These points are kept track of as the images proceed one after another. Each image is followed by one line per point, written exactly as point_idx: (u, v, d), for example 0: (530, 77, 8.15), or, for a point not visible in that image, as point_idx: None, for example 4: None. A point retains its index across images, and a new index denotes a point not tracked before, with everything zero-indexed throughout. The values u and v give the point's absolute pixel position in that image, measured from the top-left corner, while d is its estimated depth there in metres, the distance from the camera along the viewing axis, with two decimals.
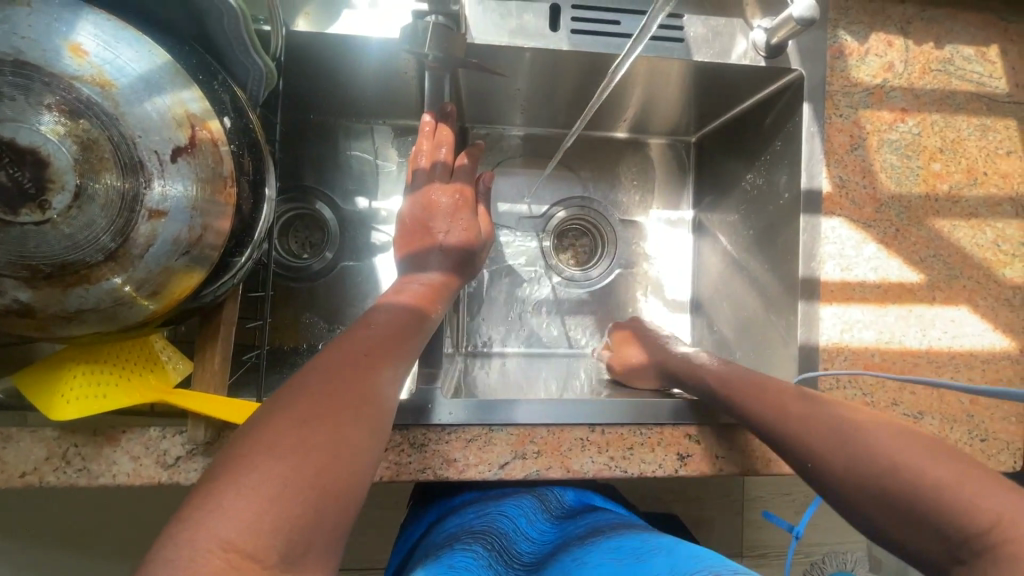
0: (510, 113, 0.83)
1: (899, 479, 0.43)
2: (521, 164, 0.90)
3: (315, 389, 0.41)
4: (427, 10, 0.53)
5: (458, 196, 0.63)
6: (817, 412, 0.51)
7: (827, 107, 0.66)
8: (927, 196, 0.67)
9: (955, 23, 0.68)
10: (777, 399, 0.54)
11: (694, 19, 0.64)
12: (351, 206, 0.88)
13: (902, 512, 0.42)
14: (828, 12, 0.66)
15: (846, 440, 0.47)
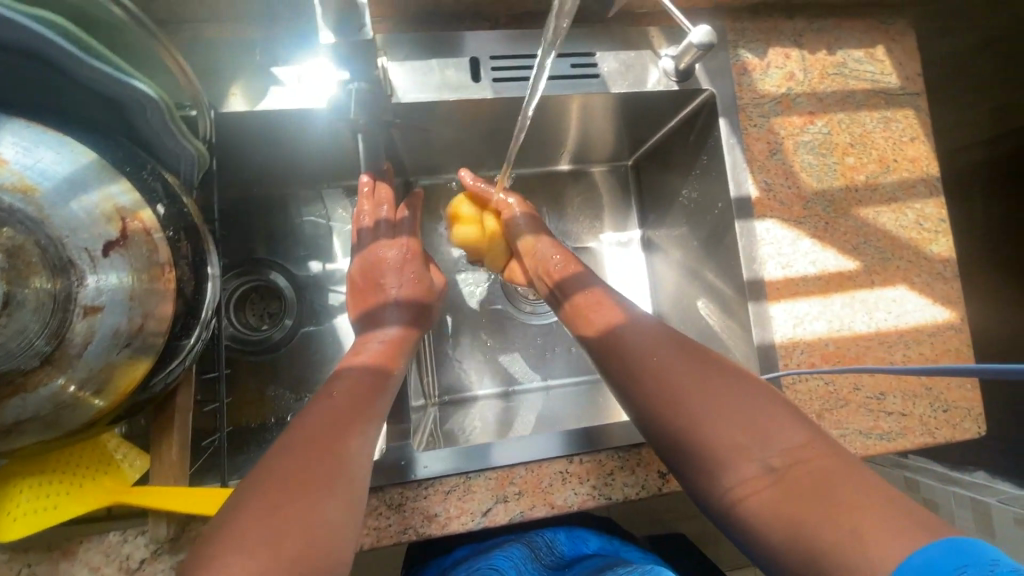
0: (455, 162, 0.86)
1: (736, 411, 0.45)
2: None
3: (277, 471, 0.40)
4: (349, 78, 0.54)
5: (405, 249, 0.64)
6: (676, 354, 0.51)
7: (741, 118, 0.70)
8: (847, 189, 0.72)
9: (843, 30, 0.74)
10: (644, 341, 0.53)
11: (606, 55, 0.68)
12: (304, 270, 0.88)
13: (733, 440, 0.44)
14: (727, 34, 0.71)
15: (697, 378, 0.48)
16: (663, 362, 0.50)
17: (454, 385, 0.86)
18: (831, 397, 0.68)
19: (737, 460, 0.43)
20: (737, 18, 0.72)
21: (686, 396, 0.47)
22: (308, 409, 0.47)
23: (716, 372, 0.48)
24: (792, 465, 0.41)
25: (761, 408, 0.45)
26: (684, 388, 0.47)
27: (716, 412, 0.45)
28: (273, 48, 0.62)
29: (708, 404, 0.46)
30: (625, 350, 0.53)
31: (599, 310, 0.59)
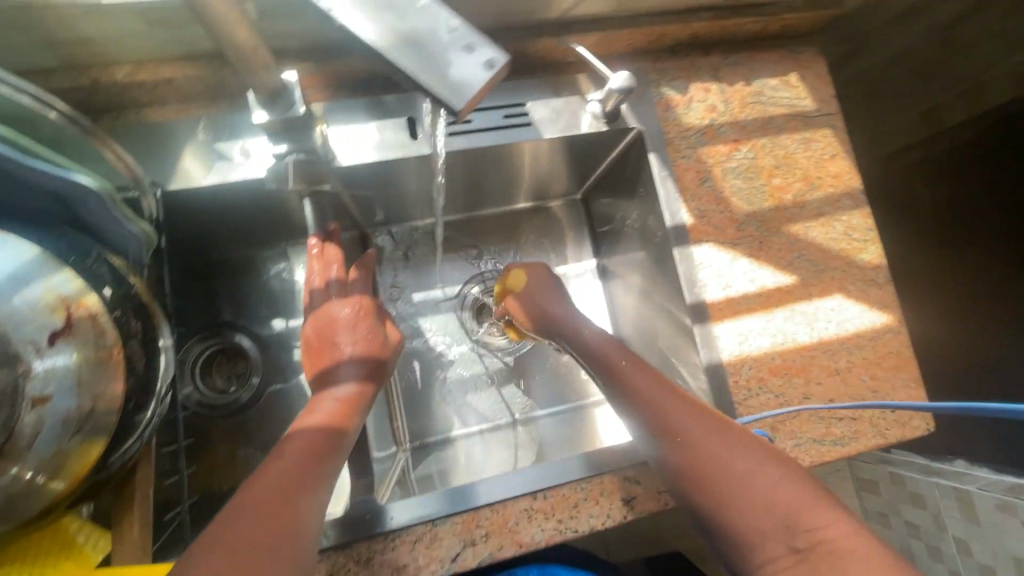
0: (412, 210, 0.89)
1: (766, 490, 0.48)
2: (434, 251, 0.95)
3: (232, 539, 0.42)
4: (285, 151, 0.57)
5: (359, 307, 0.66)
6: (712, 425, 0.54)
7: (670, 151, 0.74)
8: (777, 208, 0.76)
9: (757, 61, 0.80)
10: (680, 408, 0.56)
11: (536, 104, 0.72)
12: (268, 329, 0.89)
13: (761, 519, 0.47)
14: (649, 74, 0.75)
15: (731, 454, 0.51)
16: (695, 436, 0.53)
17: (426, 428, 0.87)
18: (783, 409, 0.70)
19: (765, 539, 0.46)
20: (658, 58, 0.76)
21: (717, 470, 0.50)
22: (264, 465, 0.50)
23: (749, 447, 0.51)
24: (817, 548, 0.44)
25: (789, 486, 0.48)
26: (719, 465, 0.50)
27: (747, 489, 0.48)
28: (215, 122, 0.64)
29: (740, 481, 0.49)
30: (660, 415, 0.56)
31: (631, 377, 0.61)
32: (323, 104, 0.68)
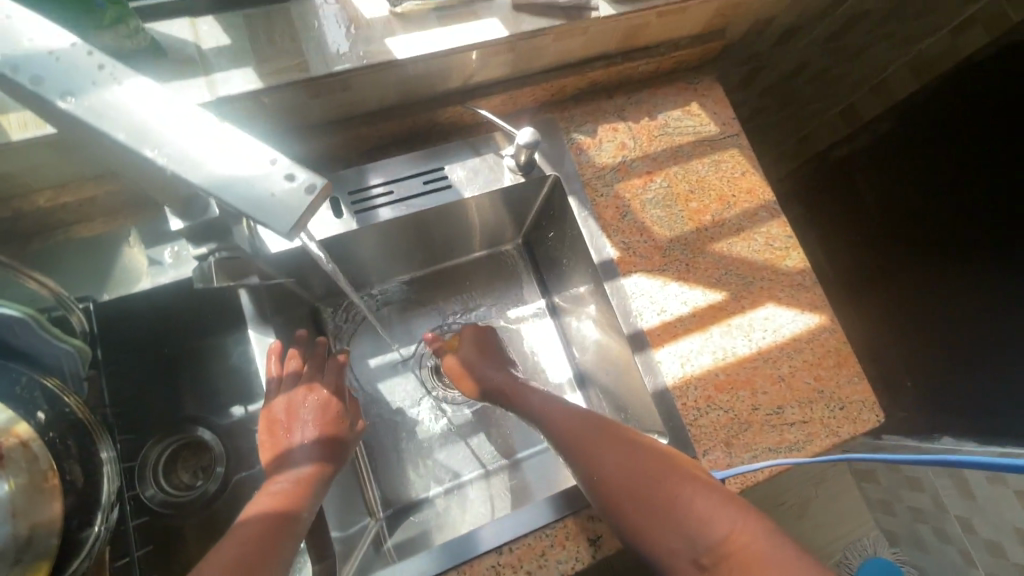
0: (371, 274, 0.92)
1: (673, 510, 0.54)
2: (397, 312, 0.97)
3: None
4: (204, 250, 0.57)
5: (315, 396, 0.65)
6: (621, 453, 0.59)
7: (588, 192, 0.78)
8: (698, 230, 0.79)
9: (658, 96, 0.85)
10: (593, 443, 0.61)
11: (454, 166, 0.75)
12: (227, 418, 0.73)
13: (671, 539, 0.53)
14: (559, 123, 0.80)
15: (639, 480, 0.56)
16: (625, 465, 0.58)
17: (398, 495, 0.86)
18: (734, 424, 0.72)
19: (678, 558, 0.52)
20: (564, 108, 0.81)
21: (629, 501, 0.56)
22: (211, 553, 0.49)
23: (652, 468, 0.57)
24: (721, 558, 0.50)
25: (691, 501, 0.53)
26: (629, 494, 0.56)
27: (655, 513, 0.54)
28: (144, 231, 0.68)
29: (648, 506, 0.55)
30: (579, 455, 0.61)
31: (557, 419, 0.66)
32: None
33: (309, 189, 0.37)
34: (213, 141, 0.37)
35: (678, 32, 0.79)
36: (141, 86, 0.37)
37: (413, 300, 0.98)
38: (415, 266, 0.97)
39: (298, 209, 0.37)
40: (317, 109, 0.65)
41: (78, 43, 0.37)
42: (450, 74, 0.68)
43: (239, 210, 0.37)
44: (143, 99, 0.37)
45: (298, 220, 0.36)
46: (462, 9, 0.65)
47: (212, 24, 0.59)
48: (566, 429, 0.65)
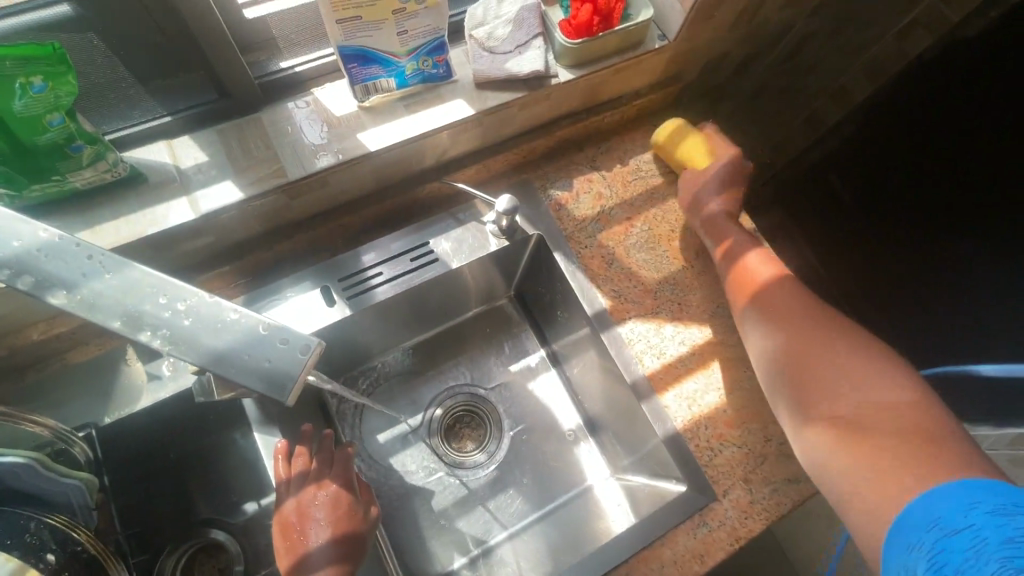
0: (366, 348, 0.93)
1: (834, 376, 0.60)
2: (398, 383, 0.97)
3: None
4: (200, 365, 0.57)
5: (325, 493, 0.64)
6: (799, 327, 0.65)
7: (572, 245, 0.79)
8: (685, 268, 0.80)
9: (627, 142, 0.87)
10: (786, 312, 0.67)
11: (439, 239, 0.76)
12: (241, 515, 0.70)
13: (823, 391, 0.59)
14: (535, 183, 0.82)
15: (812, 349, 0.62)
16: (817, 362, 0.61)
17: (424, 571, 0.84)
18: (749, 459, 0.72)
19: (826, 405, 0.59)
20: (538, 167, 0.83)
21: (802, 356, 0.63)
22: None
23: (835, 348, 0.62)
24: (864, 421, 0.55)
25: (868, 379, 0.58)
26: (801, 350, 0.63)
27: (824, 368, 0.61)
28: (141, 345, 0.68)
29: (819, 364, 0.61)
30: (770, 310, 0.68)
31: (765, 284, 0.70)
32: (245, 296, 0.68)
33: (305, 351, 0.39)
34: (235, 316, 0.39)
35: (636, 82, 0.82)
36: (132, 277, 0.38)
37: (412, 368, 0.98)
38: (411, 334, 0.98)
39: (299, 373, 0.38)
40: (298, 207, 0.66)
41: (60, 235, 0.38)
42: (424, 154, 0.70)
43: (245, 382, 0.38)
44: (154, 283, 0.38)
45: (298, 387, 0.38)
46: (427, 94, 0.67)
47: (187, 143, 0.61)
48: (773, 295, 0.69)
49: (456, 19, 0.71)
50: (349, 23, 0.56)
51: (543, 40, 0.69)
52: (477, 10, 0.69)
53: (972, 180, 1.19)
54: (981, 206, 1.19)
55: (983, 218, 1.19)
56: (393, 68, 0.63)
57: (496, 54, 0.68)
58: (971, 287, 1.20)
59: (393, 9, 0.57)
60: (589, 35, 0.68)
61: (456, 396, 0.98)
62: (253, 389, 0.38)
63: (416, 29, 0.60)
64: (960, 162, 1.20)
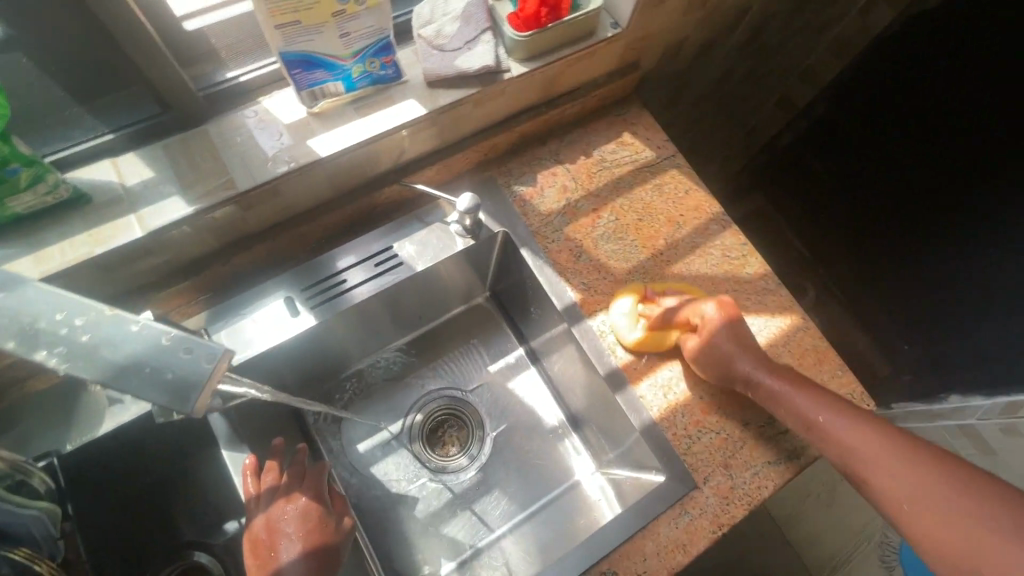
0: (341, 357, 0.92)
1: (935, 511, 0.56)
2: (377, 391, 0.96)
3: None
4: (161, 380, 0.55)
5: (295, 507, 0.63)
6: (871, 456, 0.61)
7: (539, 241, 0.79)
8: (654, 256, 0.80)
9: (590, 133, 0.86)
10: (847, 439, 0.62)
11: (403, 242, 0.76)
12: (223, 536, 0.68)
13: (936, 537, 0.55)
14: (498, 180, 0.81)
15: (898, 485, 0.59)
16: (910, 496, 0.58)
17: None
18: (728, 444, 0.71)
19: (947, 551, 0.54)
20: (501, 164, 0.83)
21: (891, 492, 0.59)
22: None
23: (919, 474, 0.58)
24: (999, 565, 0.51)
25: (970, 509, 0.55)
26: (888, 486, 0.59)
27: (920, 504, 0.57)
28: None
29: (912, 499, 0.57)
30: (830, 436, 0.63)
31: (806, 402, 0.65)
32: (212, 310, 0.69)
33: (208, 359, 0.38)
34: (135, 326, 0.38)
35: (594, 73, 0.81)
36: (31, 297, 0.37)
37: (390, 376, 0.97)
38: (388, 340, 0.97)
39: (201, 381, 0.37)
40: (253, 218, 0.65)
41: None
42: (380, 157, 0.70)
43: (149, 396, 0.37)
44: (51, 299, 0.38)
45: (203, 395, 0.37)
46: (378, 96, 0.67)
47: (131, 160, 0.60)
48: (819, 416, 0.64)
49: (402, 18, 0.70)
50: (288, 28, 0.55)
51: (492, 35, 0.68)
52: (423, 9, 0.68)
53: (944, 160, 1.16)
54: (953, 185, 1.16)
55: (952, 197, 1.16)
56: (339, 72, 0.62)
57: (446, 52, 0.67)
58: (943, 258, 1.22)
59: (332, 11, 0.56)
60: (538, 27, 0.67)
61: (435, 401, 0.97)
62: (155, 402, 0.37)
63: (358, 31, 0.59)
64: (935, 144, 1.16)
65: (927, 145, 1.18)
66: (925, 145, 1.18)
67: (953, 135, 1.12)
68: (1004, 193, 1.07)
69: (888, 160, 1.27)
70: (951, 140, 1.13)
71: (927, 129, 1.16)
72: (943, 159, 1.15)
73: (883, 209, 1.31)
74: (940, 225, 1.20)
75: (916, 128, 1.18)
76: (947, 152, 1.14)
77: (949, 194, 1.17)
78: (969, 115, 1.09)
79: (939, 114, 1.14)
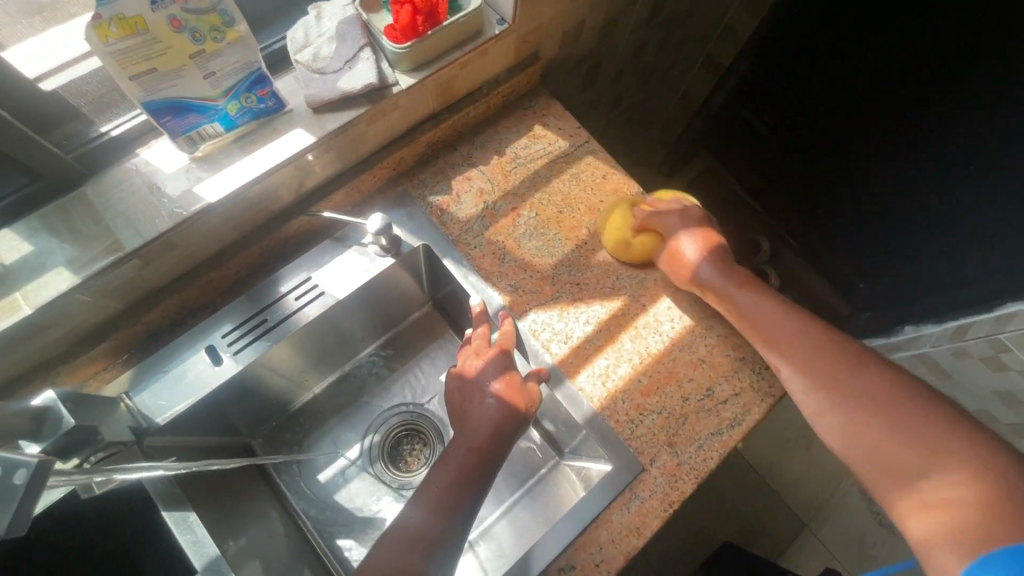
0: (289, 389, 0.91)
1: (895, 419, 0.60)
2: (332, 419, 0.95)
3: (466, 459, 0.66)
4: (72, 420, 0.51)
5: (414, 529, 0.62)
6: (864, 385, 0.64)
7: (461, 249, 0.78)
8: (578, 247, 0.80)
9: (500, 131, 0.85)
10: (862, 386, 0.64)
11: (322, 271, 0.74)
12: None
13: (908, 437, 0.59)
14: (412, 193, 0.80)
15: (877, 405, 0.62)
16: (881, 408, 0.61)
17: None
18: (671, 423, 0.72)
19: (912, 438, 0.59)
20: (414, 176, 0.81)
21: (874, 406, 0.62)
22: None
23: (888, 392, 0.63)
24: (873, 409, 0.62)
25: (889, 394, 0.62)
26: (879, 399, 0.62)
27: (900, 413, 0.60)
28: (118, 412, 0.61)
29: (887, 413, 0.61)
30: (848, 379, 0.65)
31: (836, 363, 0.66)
32: (133, 370, 0.67)
33: (20, 475, 0.34)
34: None
35: (492, 70, 0.80)
36: None
37: (343, 402, 0.96)
38: (335, 365, 0.96)
39: (14, 504, 0.33)
40: (154, 272, 0.64)
41: None
42: (280, 189, 0.68)
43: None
44: None
45: (22, 511, 0.33)
46: (263, 130, 0.65)
47: (7, 236, 0.57)
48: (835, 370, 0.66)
49: (278, 45, 0.68)
50: (145, 77, 0.53)
51: (371, 51, 0.67)
52: (297, 34, 0.66)
53: (923, 147, 1.11)
54: (923, 166, 1.14)
55: (920, 181, 1.16)
56: (213, 112, 0.60)
57: (326, 75, 0.65)
58: (897, 213, 1.24)
59: (190, 52, 0.54)
60: (416, 36, 0.66)
61: (391, 419, 0.96)
62: None
63: (224, 68, 0.57)
64: (918, 129, 1.11)
65: (902, 127, 1.13)
66: (923, 139, 1.11)
67: (943, 125, 1.06)
68: (996, 190, 1.03)
69: (879, 144, 1.20)
70: (935, 126, 1.07)
71: (923, 123, 1.09)
72: (931, 148, 1.10)
73: (846, 174, 1.32)
74: (929, 218, 1.17)
75: (911, 121, 1.11)
76: (937, 145, 1.08)
77: (915, 172, 1.16)
78: (964, 113, 1.01)
79: (936, 109, 1.05)
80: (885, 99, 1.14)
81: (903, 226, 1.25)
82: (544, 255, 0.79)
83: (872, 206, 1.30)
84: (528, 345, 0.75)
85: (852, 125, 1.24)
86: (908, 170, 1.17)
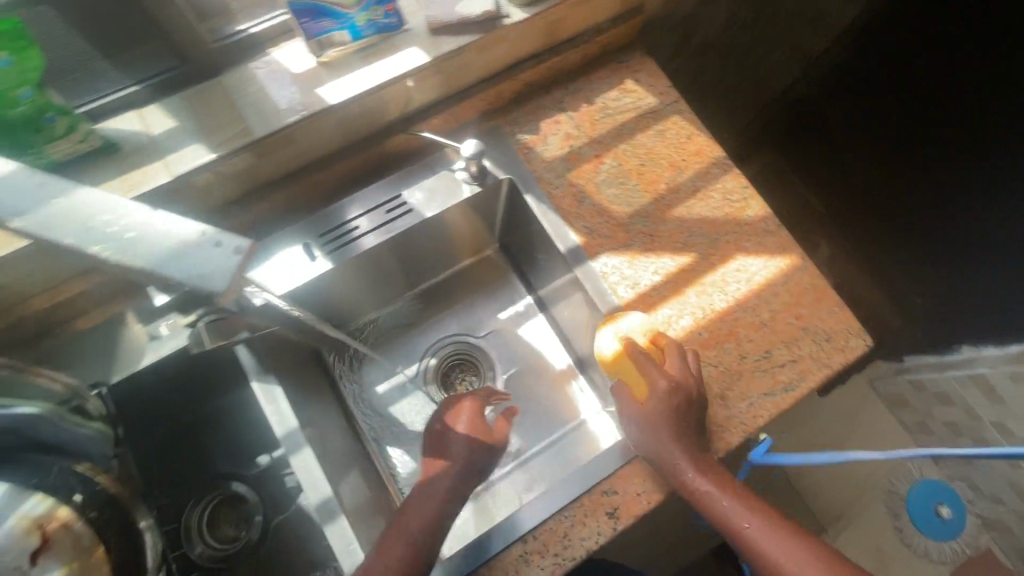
0: (360, 302, 0.97)
1: None
2: (394, 338, 1.01)
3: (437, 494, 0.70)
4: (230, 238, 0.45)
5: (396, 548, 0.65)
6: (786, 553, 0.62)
7: (543, 187, 0.81)
8: (655, 200, 0.82)
9: (592, 80, 0.87)
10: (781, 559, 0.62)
11: (413, 190, 0.79)
12: (255, 468, 0.76)
13: None
14: (503, 128, 0.84)
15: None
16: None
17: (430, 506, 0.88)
18: (725, 377, 0.74)
19: None
20: (506, 113, 0.85)
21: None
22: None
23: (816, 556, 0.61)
24: None
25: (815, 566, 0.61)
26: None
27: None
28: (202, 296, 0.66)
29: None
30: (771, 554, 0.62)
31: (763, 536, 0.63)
32: None
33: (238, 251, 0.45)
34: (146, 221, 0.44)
35: (595, 18, 0.82)
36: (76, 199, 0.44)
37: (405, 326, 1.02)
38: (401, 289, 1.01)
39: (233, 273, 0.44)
40: (271, 165, 0.69)
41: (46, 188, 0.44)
42: (388, 105, 0.73)
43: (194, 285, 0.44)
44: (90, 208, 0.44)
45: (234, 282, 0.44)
46: (382, 45, 0.69)
47: (156, 111, 0.64)
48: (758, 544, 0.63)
49: None
50: None
51: None
52: None
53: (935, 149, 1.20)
54: (937, 167, 1.21)
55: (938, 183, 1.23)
56: (344, 20, 0.65)
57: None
58: (915, 215, 1.31)
59: None
60: None
61: (447, 346, 1.01)
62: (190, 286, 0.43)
63: None
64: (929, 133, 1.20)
65: (918, 132, 1.23)
66: (935, 142, 1.20)
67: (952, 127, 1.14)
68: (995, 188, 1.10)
69: (900, 150, 1.29)
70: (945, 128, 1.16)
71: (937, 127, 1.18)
72: (942, 149, 1.19)
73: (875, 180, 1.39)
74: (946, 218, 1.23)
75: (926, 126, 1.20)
76: (948, 147, 1.17)
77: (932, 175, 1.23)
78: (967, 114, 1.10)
79: (945, 110, 1.14)
80: (906, 106, 1.23)
81: (923, 229, 1.31)
82: (621, 202, 0.81)
83: (899, 209, 1.35)
84: (596, 285, 0.78)
85: (878, 131, 1.33)
86: (926, 174, 1.25)
